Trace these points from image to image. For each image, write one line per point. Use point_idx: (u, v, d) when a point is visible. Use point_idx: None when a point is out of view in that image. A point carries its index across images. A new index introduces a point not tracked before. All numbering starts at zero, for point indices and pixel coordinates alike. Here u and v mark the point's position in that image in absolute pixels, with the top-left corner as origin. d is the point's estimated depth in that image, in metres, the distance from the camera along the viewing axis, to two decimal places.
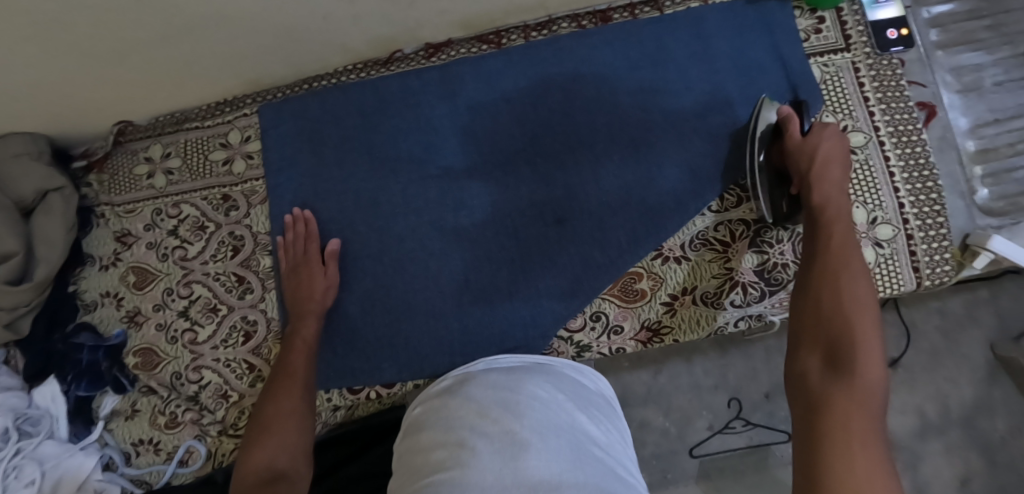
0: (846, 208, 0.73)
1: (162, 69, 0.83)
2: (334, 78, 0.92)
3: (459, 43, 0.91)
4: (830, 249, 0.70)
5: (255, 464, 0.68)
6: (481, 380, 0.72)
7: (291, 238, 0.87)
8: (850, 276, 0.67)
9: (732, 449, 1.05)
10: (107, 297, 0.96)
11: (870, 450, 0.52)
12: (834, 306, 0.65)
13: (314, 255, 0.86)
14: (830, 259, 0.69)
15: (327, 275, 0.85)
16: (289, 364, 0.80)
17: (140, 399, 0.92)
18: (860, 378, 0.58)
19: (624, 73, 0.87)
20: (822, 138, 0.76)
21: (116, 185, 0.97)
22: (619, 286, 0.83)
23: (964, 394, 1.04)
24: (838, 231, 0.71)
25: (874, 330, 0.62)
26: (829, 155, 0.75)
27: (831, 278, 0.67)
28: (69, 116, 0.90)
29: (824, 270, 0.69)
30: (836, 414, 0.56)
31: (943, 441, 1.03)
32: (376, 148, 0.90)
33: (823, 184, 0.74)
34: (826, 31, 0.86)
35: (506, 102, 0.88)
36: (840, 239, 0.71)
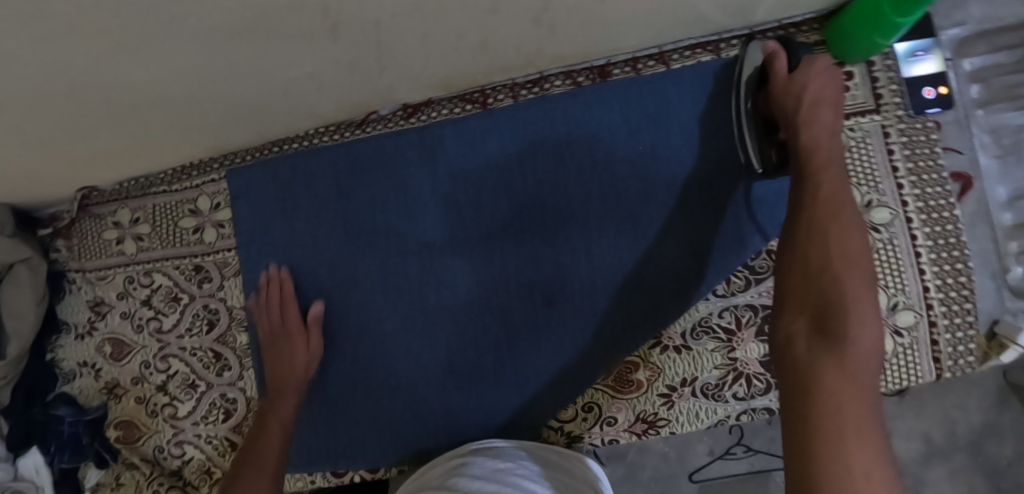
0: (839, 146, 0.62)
1: (112, 142, 0.76)
2: (304, 141, 0.85)
3: (441, 103, 0.82)
4: (820, 194, 0.58)
5: None
6: (470, 469, 0.69)
7: (265, 302, 0.83)
8: (841, 227, 0.55)
9: (731, 475, 0.98)
10: (85, 368, 0.92)
11: (867, 429, 0.42)
12: (822, 260, 0.54)
13: (293, 319, 0.82)
14: (817, 205, 0.57)
15: (309, 348, 0.81)
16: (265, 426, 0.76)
17: (123, 473, 0.90)
18: (854, 341, 0.48)
19: (622, 138, 0.78)
20: (815, 74, 0.66)
21: (86, 249, 0.91)
22: (614, 376, 0.78)
23: (973, 420, 0.90)
24: (828, 175, 0.59)
25: (866, 290, 0.51)
26: (820, 94, 0.65)
27: (819, 227, 0.56)
28: (28, 188, 0.83)
29: (810, 214, 0.57)
30: (827, 383, 0.45)
31: (948, 466, 0.90)
32: (352, 219, 0.83)
33: (813, 124, 0.63)
34: (853, 89, 0.76)
35: (490, 170, 0.80)
36: (830, 183, 0.59)
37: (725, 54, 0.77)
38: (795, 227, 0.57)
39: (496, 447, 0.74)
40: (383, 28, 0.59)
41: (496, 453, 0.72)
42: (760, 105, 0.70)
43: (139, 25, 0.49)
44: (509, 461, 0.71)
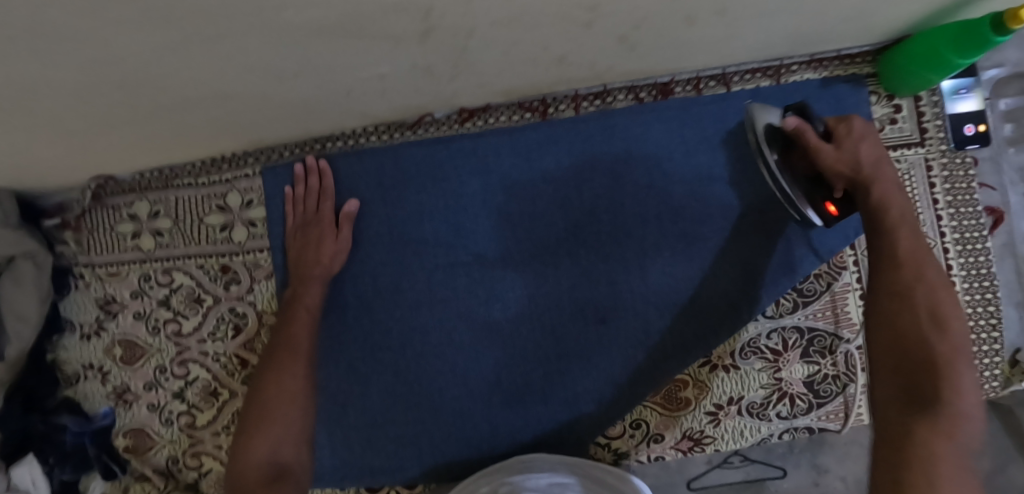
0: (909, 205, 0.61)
1: (149, 133, 0.70)
2: (349, 140, 0.80)
3: (498, 108, 0.79)
4: (896, 249, 0.56)
5: (254, 461, 0.64)
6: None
7: (303, 191, 0.79)
8: (924, 284, 0.54)
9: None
10: (90, 371, 0.86)
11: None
12: (908, 319, 0.52)
13: (326, 219, 0.78)
14: (898, 266, 0.55)
15: (339, 238, 0.78)
16: (291, 335, 0.73)
17: (133, 484, 0.85)
18: (950, 409, 0.47)
19: (680, 159, 0.78)
20: (866, 135, 0.64)
21: (96, 244, 0.85)
22: (663, 394, 0.78)
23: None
24: (907, 233, 0.58)
25: (959, 347, 0.50)
26: (881, 154, 0.63)
27: (900, 283, 0.54)
28: (39, 175, 0.76)
29: (901, 275, 0.55)
30: (919, 456, 0.45)
31: None
32: (398, 227, 0.80)
33: (878, 183, 0.61)
34: (902, 122, 0.79)
35: (548, 184, 0.79)
36: (907, 238, 0.57)
37: (786, 80, 0.78)
38: (885, 291, 0.55)
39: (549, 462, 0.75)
40: (475, 38, 0.56)
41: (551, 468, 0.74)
42: (799, 167, 0.70)
43: (240, 21, 0.45)
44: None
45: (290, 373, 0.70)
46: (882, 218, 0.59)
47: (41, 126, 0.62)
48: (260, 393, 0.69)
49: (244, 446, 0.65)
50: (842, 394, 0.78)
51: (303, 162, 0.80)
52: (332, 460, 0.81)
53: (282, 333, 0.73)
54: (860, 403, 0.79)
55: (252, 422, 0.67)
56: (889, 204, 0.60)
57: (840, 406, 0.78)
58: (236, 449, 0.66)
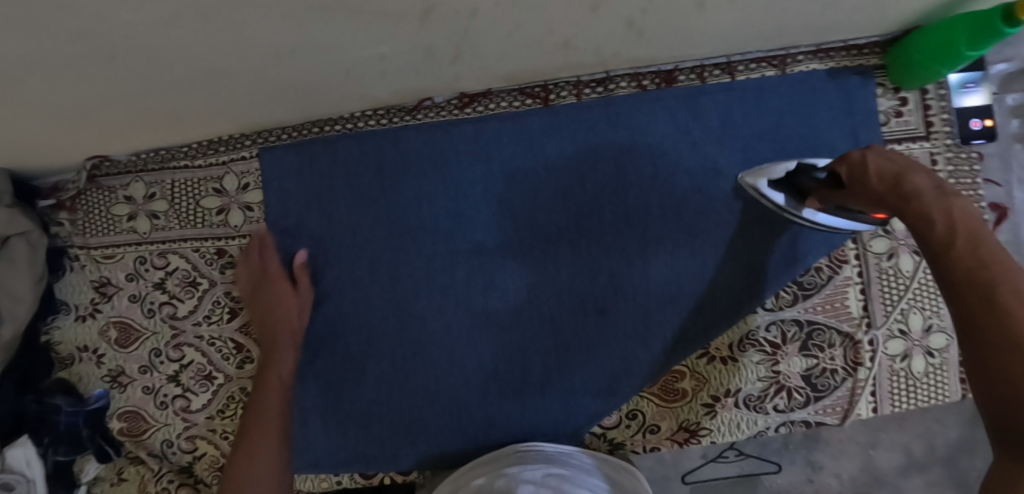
0: (965, 205, 0.50)
1: (145, 112, 0.69)
2: (349, 123, 0.79)
3: (500, 94, 0.78)
4: (967, 270, 0.47)
5: None
6: (521, 473, 0.70)
7: (252, 256, 0.79)
8: (1017, 302, 0.44)
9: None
10: (85, 353, 0.85)
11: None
12: (1012, 361, 0.43)
13: (275, 272, 0.77)
14: (972, 295, 0.46)
15: (298, 293, 0.77)
16: (259, 409, 0.71)
17: (128, 466, 0.85)
18: None
19: (684, 149, 0.77)
20: (871, 153, 0.57)
21: (91, 225, 0.84)
22: (660, 385, 0.78)
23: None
24: (981, 242, 0.48)
25: None
26: (903, 168, 0.55)
27: (984, 315, 0.44)
28: (34, 153, 0.75)
29: (980, 312, 0.45)
30: None
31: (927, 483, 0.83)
32: (396, 214, 0.79)
33: (920, 196, 0.52)
34: (907, 115, 0.78)
35: (548, 173, 0.78)
36: (980, 251, 0.47)
37: (791, 70, 0.77)
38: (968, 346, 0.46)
39: (551, 449, 0.73)
40: (478, 17, 0.55)
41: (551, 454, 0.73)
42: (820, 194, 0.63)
43: None
44: (559, 466, 0.71)
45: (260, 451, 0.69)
46: (933, 243, 0.50)
47: (32, 100, 0.60)
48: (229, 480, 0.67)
49: None
50: (841, 388, 0.78)
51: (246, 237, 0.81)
52: (326, 448, 0.80)
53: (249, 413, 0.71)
54: (859, 398, 0.78)
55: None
56: (932, 225, 0.50)
57: (838, 400, 0.78)
58: None
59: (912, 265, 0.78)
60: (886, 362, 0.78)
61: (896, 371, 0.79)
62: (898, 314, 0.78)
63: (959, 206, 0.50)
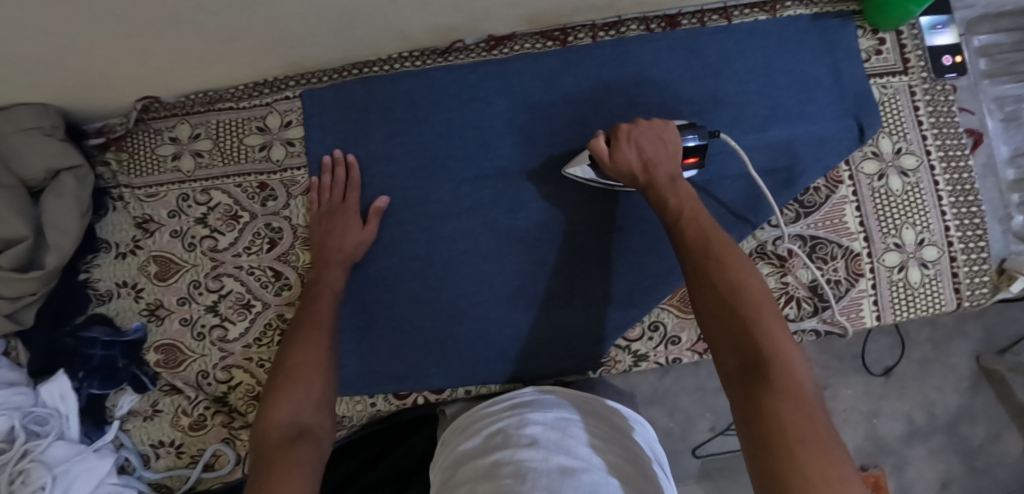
0: (689, 185, 0.69)
1: (202, 42, 0.75)
2: (385, 65, 0.86)
3: (523, 37, 0.86)
4: (688, 239, 0.63)
5: (277, 418, 0.61)
6: (534, 415, 0.65)
7: (330, 182, 0.83)
8: (724, 250, 0.60)
9: (733, 450, 1.09)
10: (124, 288, 0.89)
11: (837, 468, 0.43)
12: (719, 295, 0.57)
13: (352, 216, 0.81)
14: (693, 251, 0.61)
15: (363, 231, 0.81)
16: (315, 311, 0.74)
17: (162, 399, 0.87)
18: (777, 361, 0.51)
19: (690, 82, 0.85)
20: (632, 134, 0.72)
21: (137, 166, 0.89)
22: (679, 296, 0.83)
23: (949, 403, 1.14)
24: (701, 216, 0.65)
25: (767, 303, 0.55)
26: (656, 155, 0.71)
27: (699, 266, 0.60)
28: (87, 89, 0.81)
29: (698, 258, 0.60)
30: (776, 414, 0.47)
31: (927, 446, 1.14)
32: (427, 146, 0.85)
33: (656, 182, 0.69)
34: (886, 53, 0.87)
35: (568, 105, 0.85)
36: (697, 222, 0.64)
37: (780, 15, 0.87)
38: (692, 283, 0.59)
39: (557, 394, 0.71)
40: None
41: (556, 399, 0.70)
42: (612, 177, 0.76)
43: None
44: (568, 411, 0.67)
45: (309, 344, 0.69)
46: (669, 213, 0.67)
47: (105, 19, 0.67)
48: (281, 365, 0.67)
49: (267, 408, 0.62)
50: (846, 297, 0.84)
51: (330, 154, 0.85)
52: (360, 369, 0.83)
53: (303, 315, 0.73)
54: (862, 308, 0.84)
55: (277, 383, 0.65)
56: (667, 199, 0.68)
57: (845, 308, 0.84)
58: (259, 410, 0.62)
59: (900, 185, 0.85)
60: (885, 273, 0.85)
61: (895, 281, 0.85)
62: (891, 229, 0.85)
63: (683, 186, 0.69)
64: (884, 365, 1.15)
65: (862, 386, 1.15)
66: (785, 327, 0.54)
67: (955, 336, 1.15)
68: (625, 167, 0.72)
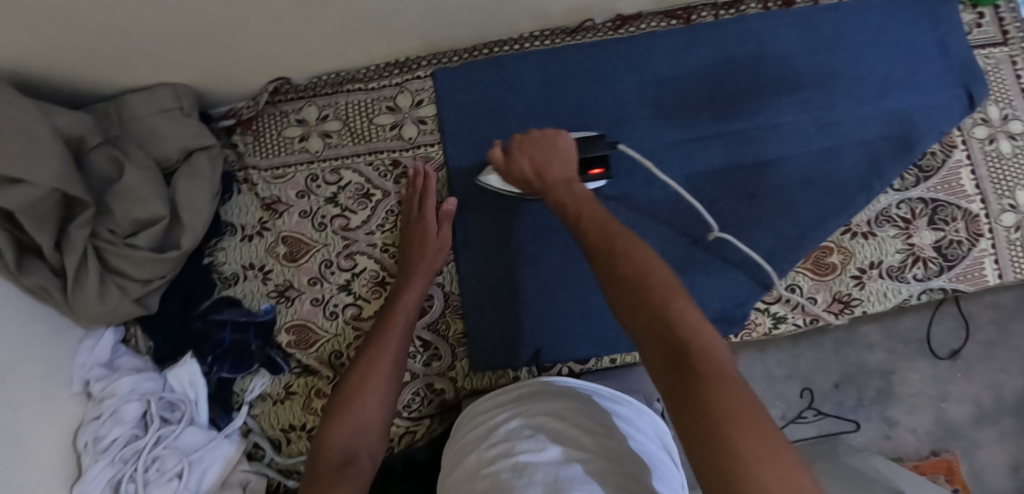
0: (584, 188, 0.67)
1: (354, 19, 0.77)
2: (516, 45, 0.89)
3: (649, 17, 0.90)
4: (593, 238, 0.57)
5: (332, 444, 0.58)
6: (534, 408, 0.60)
7: (411, 191, 0.84)
8: (630, 241, 0.54)
9: (803, 438, 1.12)
10: (251, 270, 0.87)
11: (778, 446, 0.35)
12: (629, 283, 0.49)
13: (432, 221, 0.81)
14: (599, 247, 0.55)
15: (440, 234, 0.81)
16: (384, 329, 0.70)
17: (294, 381, 0.85)
18: (698, 344, 0.43)
19: (809, 56, 0.90)
20: (525, 142, 0.75)
21: (263, 147, 0.89)
22: (812, 259, 0.85)
23: (1016, 384, 1.11)
24: (605, 214, 0.60)
25: (675, 285, 0.48)
26: (548, 161, 0.73)
27: (603, 260, 0.53)
28: (228, 69, 0.82)
29: (603, 254, 0.54)
30: (710, 397, 0.39)
31: (997, 429, 1.10)
32: (560, 121, 0.87)
33: (550, 183, 0.69)
34: (985, 26, 0.91)
35: (696, 79, 0.88)
36: (603, 219, 0.59)
37: None
38: (602, 278, 0.52)
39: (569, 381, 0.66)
40: None
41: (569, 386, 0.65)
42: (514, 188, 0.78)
43: None
44: (576, 401, 0.61)
45: (375, 368, 0.65)
46: (569, 213, 0.63)
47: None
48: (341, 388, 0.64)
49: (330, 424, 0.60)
50: (968, 257, 0.87)
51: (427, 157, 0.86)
52: (503, 341, 0.84)
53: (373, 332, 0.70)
54: (986, 266, 0.87)
55: (337, 406, 0.62)
56: (563, 199, 0.66)
57: (968, 268, 0.87)
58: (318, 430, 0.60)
59: (1010, 148, 0.89)
60: (1002, 233, 0.88)
61: (1013, 241, 0.88)
62: (1007, 191, 0.88)
63: (578, 187, 0.68)
64: (949, 348, 1.12)
65: (928, 371, 1.13)
66: (693, 303, 0.47)
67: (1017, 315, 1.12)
68: (519, 172, 0.74)
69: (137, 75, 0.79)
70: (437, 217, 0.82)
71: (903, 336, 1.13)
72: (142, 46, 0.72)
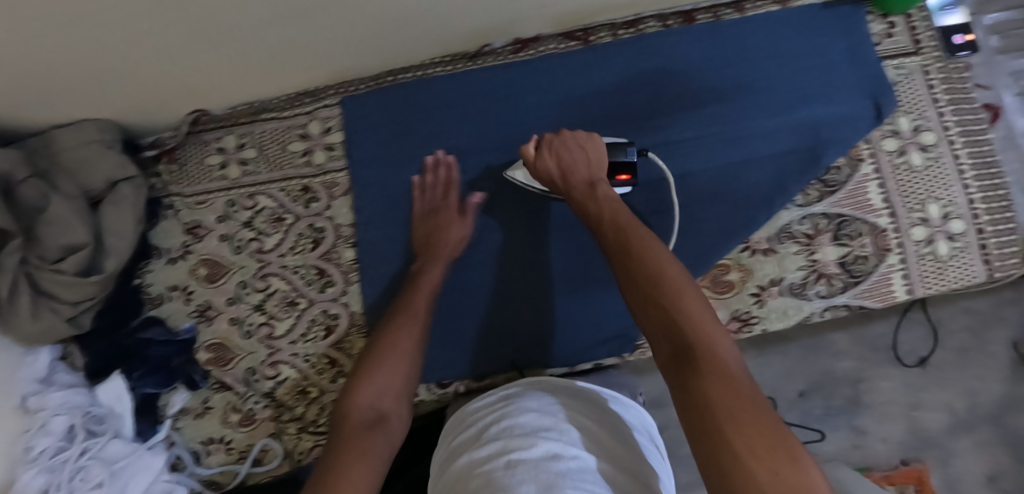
0: (607, 189, 0.70)
1: (250, 54, 0.81)
2: (418, 71, 0.92)
3: (547, 39, 0.92)
4: (612, 239, 0.62)
5: (360, 403, 0.64)
6: (521, 406, 0.62)
7: (432, 180, 0.87)
8: (645, 242, 0.59)
9: None
10: (175, 292, 0.93)
11: (771, 438, 0.40)
12: (645, 284, 0.54)
13: (450, 214, 0.84)
14: (617, 251, 0.60)
15: (463, 226, 0.84)
16: (410, 301, 0.77)
17: (212, 396, 0.90)
18: (706, 342, 0.48)
19: (712, 72, 0.89)
20: (553, 143, 0.76)
21: (186, 176, 0.94)
22: (710, 277, 0.86)
23: (992, 392, 1.04)
24: (624, 215, 0.64)
25: (688, 285, 0.53)
26: (574, 162, 0.74)
27: (622, 262, 0.58)
28: (144, 103, 0.87)
29: (621, 257, 0.59)
30: (709, 393, 0.44)
31: (973, 438, 1.04)
32: (461, 144, 0.89)
33: (573, 189, 0.72)
34: (897, 35, 0.90)
35: (597, 98, 0.89)
36: (626, 219, 0.63)
37: (793, 5, 0.91)
38: (621, 279, 0.58)
39: (546, 383, 0.68)
40: None
41: (550, 388, 0.67)
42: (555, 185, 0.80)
43: None
44: (566, 398, 0.65)
45: (403, 334, 0.72)
46: (592, 218, 0.67)
47: (184, 33, 0.73)
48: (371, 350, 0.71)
49: (354, 384, 0.66)
50: (875, 273, 0.85)
51: (432, 153, 0.88)
52: None
53: (403, 303, 0.77)
54: (894, 281, 0.85)
55: (364, 368, 0.68)
56: (586, 203, 0.69)
57: (875, 283, 0.85)
58: (344, 389, 0.66)
59: (922, 160, 0.87)
60: (913, 247, 0.86)
61: (923, 255, 0.86)
62: (917, 204, 0.87)
63: (603, 191, 0.69)
64: (918, 355, 1.06)
65: (899, 379, 1.06)
66: (705, 301, 0.51)
67: (994, 322, 1.06)
68: (545, 175, 0.76)
69: (60, 113, 0.85)
70: (461, 207, 0.86)
71: (870, 343, 1.07)
72: (55, 88, 0.78)
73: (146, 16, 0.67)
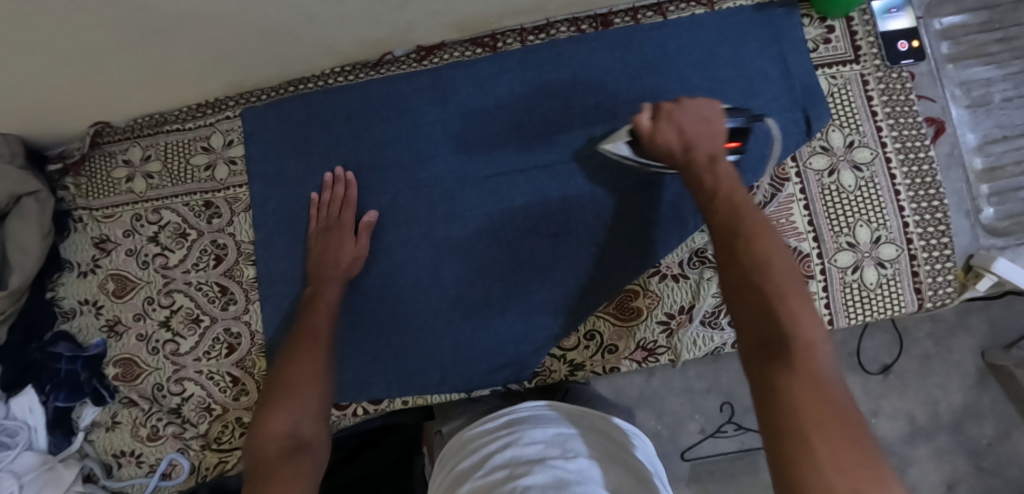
0: (729, 169, 0.62)
1: (134, 69, 0.78)
2: (319, 81, 0.89)
3: (453, 46, 0.87)
4: (717, 216, 0.58)
5: (275, 431, 0.62)
6: (526, 436, 0.60)
7: (329, 198, 0.84)
8: (757, 227, 0.55)
9: (723, 453, 1.03)
10: (86, 305, 0.92)
11: (858, 455, 0.37)
12: (751, 269, 0.51)
13: (346, 231, 0.82)
14: (722, 230, 0.56)
15: (357, 245, 0.81)
16: (311, 324, 0.75)
17: (121, 410, 0.90)
18: (803, 342, 0.45)
19: (627, 82, 0.83)
20: (673, 111, 0.66)
21: (95, 188, 0.93)
22: (615, 304, 0.82)
23: (953, 401, 1.01)
24: (739, 196, 0.59)
25: (795, 283, 0.50)
26: (699, 135, 0.65)
27: (726, 243, 0.55)
28: (41, 118, 0.84)
29: (726, 236, 0.55)
30: (795, 394, 0.41)
31: (931, 446, 1.01)
32: (361, 158, 0.85)
33: (694, 163, 0.63)
34: (835, 41, 0.83)
35: (501, 111, 0.84)
36: (740, 200, 0.59)
37: (719, 7, 0.84)
38: (721, 259, 0.54)
39: (543, 411, 0.66)
40: None
41: (547, 416, 0.64)
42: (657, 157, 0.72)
43: None
44: (567, 427, 0.62)
45: (309, 356, 0.70)
46: (703, 191, 0.61)
47: (51, 53, 0.69)
48: (284, 375, 0.68)
49: (266, 415, 0.64)
50: None
51: (331, 170, 0.85)
52: None
53: (303, 329, 0.74)
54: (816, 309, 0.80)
55: (275, 397, 0.66)
56: (705, 179, 0.62)
57: None
58: (256, 421, 0.64)
59: (853, 181, 0.81)
60: (837, 275, 0.80)
61: (848, 283, 0.80)
62: (845, 228, 0.80)
63: (726, 169, 0.62)
64: (881, 363, 1.03)
65: (859, 385, 1.03)
66: (809, 303, 0.48)
67: (959, 330, 1.03)
68: (664, 148, 0.66)
69: None
70: (357, 227, 0.83)
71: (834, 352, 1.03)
72: None
73: (5, 35, 0.63)
